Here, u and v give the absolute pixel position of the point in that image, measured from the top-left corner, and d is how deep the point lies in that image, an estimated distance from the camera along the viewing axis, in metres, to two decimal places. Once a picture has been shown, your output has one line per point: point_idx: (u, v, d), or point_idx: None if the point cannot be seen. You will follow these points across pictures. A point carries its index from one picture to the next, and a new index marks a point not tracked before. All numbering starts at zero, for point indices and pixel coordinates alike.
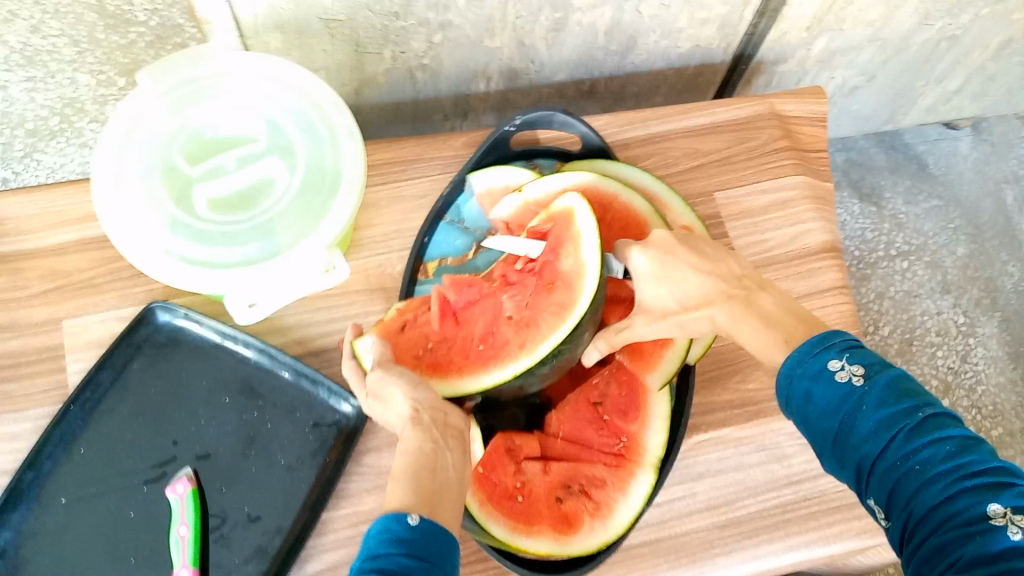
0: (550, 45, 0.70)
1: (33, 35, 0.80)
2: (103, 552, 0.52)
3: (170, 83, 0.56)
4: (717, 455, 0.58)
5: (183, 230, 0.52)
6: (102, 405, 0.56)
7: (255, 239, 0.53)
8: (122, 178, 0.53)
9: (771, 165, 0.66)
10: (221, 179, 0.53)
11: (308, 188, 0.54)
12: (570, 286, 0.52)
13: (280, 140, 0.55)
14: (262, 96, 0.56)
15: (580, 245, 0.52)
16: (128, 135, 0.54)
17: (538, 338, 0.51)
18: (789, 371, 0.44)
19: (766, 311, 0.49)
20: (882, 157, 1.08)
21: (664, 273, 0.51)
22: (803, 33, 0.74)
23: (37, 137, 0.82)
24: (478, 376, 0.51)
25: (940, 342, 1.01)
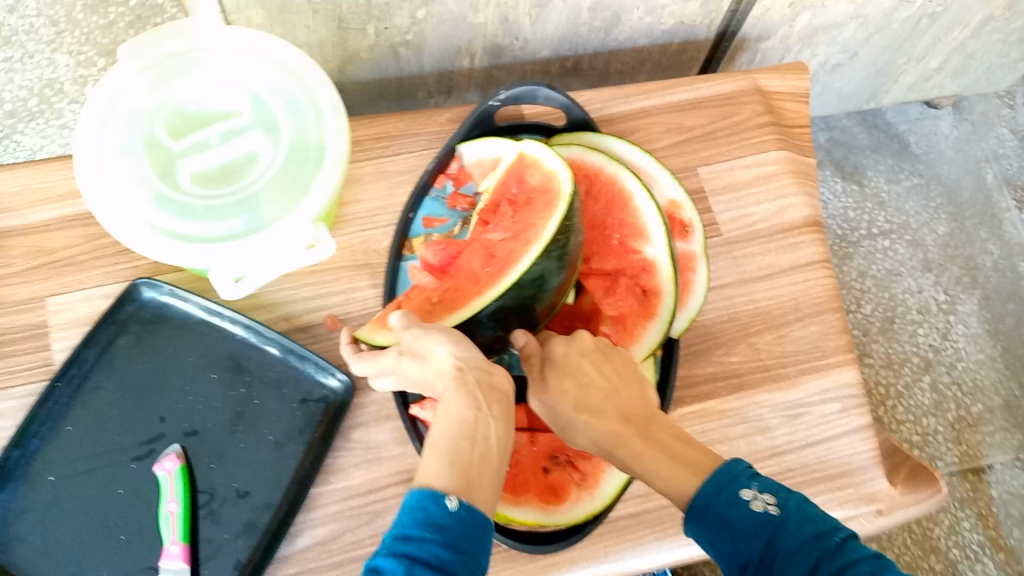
0: (534, 21, 0.70)
1: (10, 14, 0.83)
2: (93, 529, 0.52)
3: (151, 58, 0.55)
4: (702, 427, 0.59)
5: (167, 206, 0.52)
6: (89, 382, 0.56)
7: (240, 213, 0.53)
8: (105, 154, 0.53)
9: (754, 140, 0.67)
10: (205, 153, 0.53)
11: (292, 163, 0.54)
12: (551, 188, 0.54)
13: (263, 114, 0.55)
14: (244, 70, 0.55)
15: (542, 158, 0.55)
16: (110, 111, 0.54)
17: (537, 232, 0.52)
18: (700, 498, 0.43)
19: (669, 445, 0.45)
20: (864, 135, 1.09)
21: (571, 371, 0.48)
22: (785, 10, 0.74)
23: (17, 118, 0.82)
24: (496, 288, 0.51)
25: (921, 320, 1.02)
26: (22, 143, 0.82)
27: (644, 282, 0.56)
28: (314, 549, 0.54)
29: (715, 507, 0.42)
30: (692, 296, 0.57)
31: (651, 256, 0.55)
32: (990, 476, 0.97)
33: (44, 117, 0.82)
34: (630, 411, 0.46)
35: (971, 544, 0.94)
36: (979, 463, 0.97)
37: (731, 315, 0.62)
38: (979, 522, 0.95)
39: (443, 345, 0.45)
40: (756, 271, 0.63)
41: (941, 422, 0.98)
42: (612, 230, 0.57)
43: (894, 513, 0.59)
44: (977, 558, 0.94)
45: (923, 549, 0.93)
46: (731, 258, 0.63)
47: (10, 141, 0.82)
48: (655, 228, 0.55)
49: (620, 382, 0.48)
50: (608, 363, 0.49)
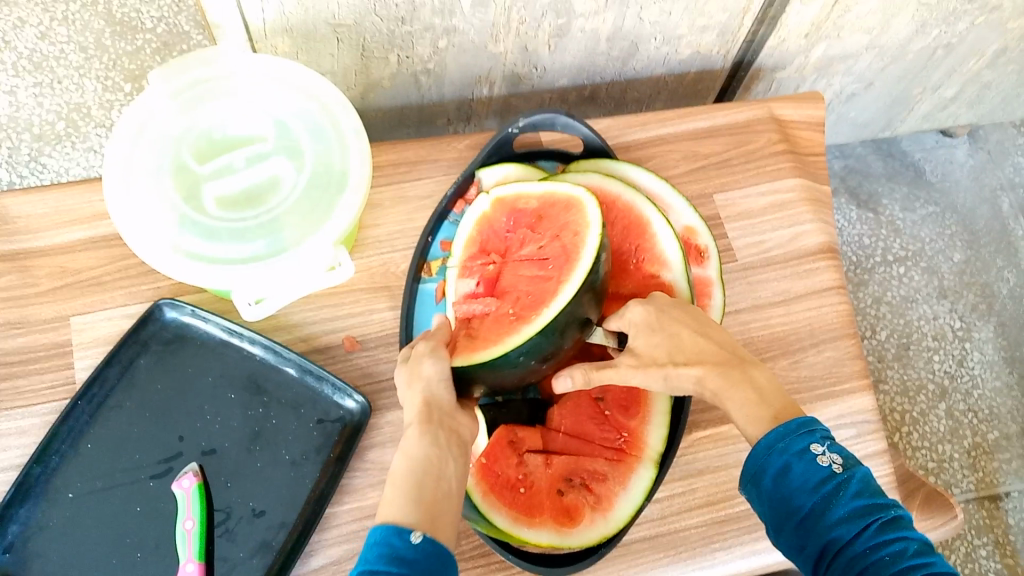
0: (552, 51, 0.71)
1: (42, 41, 0.85)
2: (110, 546, 0.53)
3: (180, 84, 0.57)
4: (716, 451, 0.59)
5: (191, 227, 0.53)
6: (109, 401, 0.57)
7: (262, 236, 0.54)
8: (133, 177, 0.54)
9: (769, 168, 0.67)
10: (230, 177, 0.54)
11: (314, 187, 0.55)
12: (551, 203, 0.55)
13: (287, 139, 0.56)
14: (270, 96, 0.57)
15: (522, 189, 0.56)
16: (138, 135, 0.55)
17: (572, 227, 0.53)
18: (771, 442, 0.45)
19: (755, 376, 0.49)
20: (880, 164, 1.10)
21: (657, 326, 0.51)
22: (801, 40, 0.75)
23: (44, 141, 0.84)
24: (575, 275, 0.51)
25: (938, 348, 1.02)
26: (47, 165, 0.83)
27: None
28: (329, 568, 0.54)
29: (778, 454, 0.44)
30: (708, 319, 0.58)
31: (669, 279, 0.56)
32: (1007, 503, 0.96)
33: (71, 141, 0.84)
34: (720, 352, 0.50)
35: (988, 572, 0.93)
36: (995, 490, 0.96)
37: (745, 341, 0.62)
38: (996, 549, 0.94)
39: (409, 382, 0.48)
40: (770, 296, 0.63)
41: (957, 449, 0.97)
42: (628, 255, 0.58)
43: None
44: None
45: None
46: (746, 283, 0.64)
47: (37, 163, 0.83)
48: (672, 255, 0.56)
49: (700, 328, 0.51)
50: (684, 312, 0.52)
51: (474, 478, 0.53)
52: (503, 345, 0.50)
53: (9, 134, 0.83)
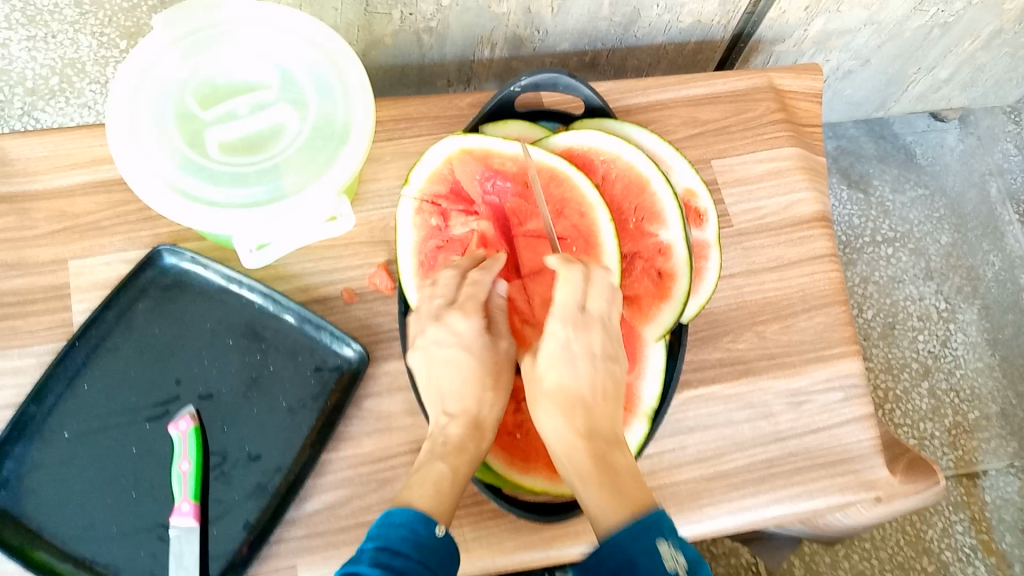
0: (555, 13, 0.71)
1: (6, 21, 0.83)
2: (105, 485, 0.53)
3: (183, 29, 0.56)
4: (707, 409, 0.60)
5: (193, 171, 0.53)
6: (107, 342, 0.57)
7: (263, 181, 0.54)
8: (135, 120, 0.54)
9: (766, 136, 0.68)
10: (233, 123, 0.54)
11: (317, 135, 0.55)
12: (532, 169, 0.57)
13: (290, 87, 0.56)
14: (273, 43, 0.56)
15: (494, 146, 0.57)
16: (142, 81, 0.55)
17: (573, 200, 0.56)
18: (618, 538, 0.41)
19: (620, 478, 0.45)
20: (872, 145, 1.11)
21: (563, 362, 0.48)
22: (801, 13, 0.76)
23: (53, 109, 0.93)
24: (605, 262, 0.55)
25: (921, 327, 1.03)
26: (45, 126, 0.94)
27: (659, 265, 0.56)
28: (322, 514, 0.55)
29: (628, 552, 0.40)
30: (702, 282, 0.57)
31: (667, 239, 0.56)
32: (985, 482, 0.98)
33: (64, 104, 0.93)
34: (603, 431, 0.47)
35: (963, 547, 0.95)
36: (974, 469, 0.98)
37: (739, 303, 0.63)
38: (972, 526, 0.96)
39: (464, 367, 0.51)
40: (765, 261, 0.64)
41: (937, 428, 0.99)
42: (627, 215, 0.58)
43: (892, 502, 0.61)
44: (969, 561, 0.95)
45: (916, 550, 0.94)
46: (741, 248, 0.64)
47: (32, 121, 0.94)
48: (671, 213, 0.56)
49: (597, 399, 0.48)
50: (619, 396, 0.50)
51: None
52: None
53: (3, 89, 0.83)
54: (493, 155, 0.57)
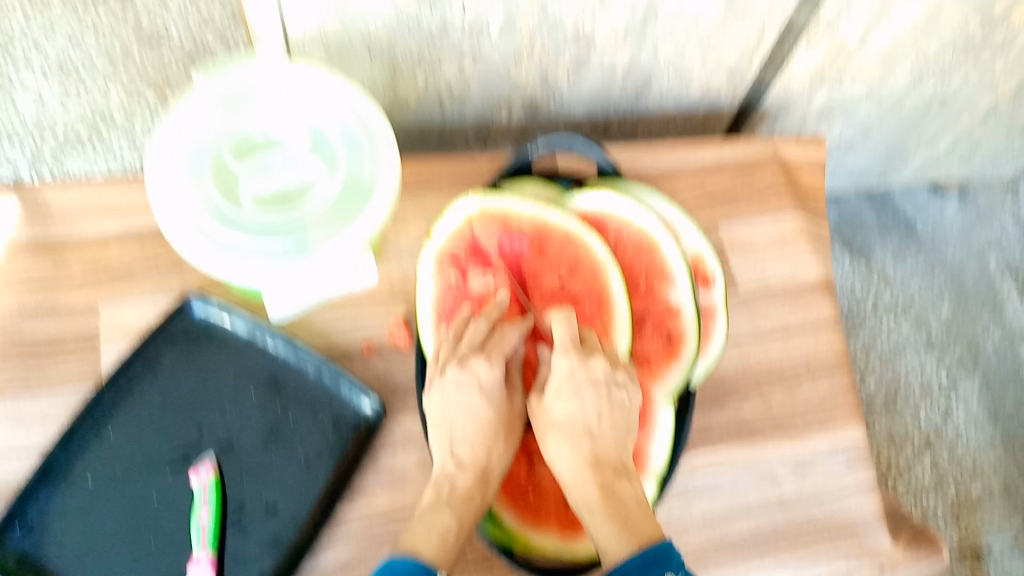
0: (570, 82, 0.75)
1: (24, 16, 0.98)
2: (125, 533, 0.55)
3: (218, 86, 0.59)
4: (712, 472, 0.62)
5: (228, 222, 0.56)
6: (133, 392, 0.59)
7: (294, 235, 0.57)
8: (173, 173, 0.56)
9: (772, 202, 0.70)
10: (267, 177, 0.57)
11: (346, 191, 0.58)
12: (547, 231, 0.59)
13: (321, 145, 0.59)
14: (303, 100, 0.59)
15: (512, 206, 0.59)
16: (179, 135, 0.57)
17: (586, 259, 0.59)
18: (626, 567, 0.44)
19: (626, 510, 0.48)
20: (874, 215, 1.14)
21: (568, 391, 0.52)
22: (806, 84, 0.79)
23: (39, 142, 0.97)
24: (617, 322, 0.57)
25: (924, 398, 1.05)
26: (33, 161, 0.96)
27: (668, 326, 0.58)
28: (336, 567, 0.56)
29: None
30: (709, 344, 0.59)
31: (677, 300, 0.58)
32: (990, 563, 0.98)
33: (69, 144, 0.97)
34: (606, 460, 0.51)
35: None
36: (979, 544, 0.98)
37: (745, 367, 0.65)
38: None
39: (478, 413, 0.54)
40: (771, 326, 0.66)
41: (941, 504, 1.00)
42: (638, 277, 0.60)
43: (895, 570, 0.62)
44: None
45: None
46: (749, 310, 0.66)
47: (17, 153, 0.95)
48: (681, 275, 0.58)
49: (601, 428, 0.52)
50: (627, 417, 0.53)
51: None
52: None
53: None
54: (512, 216, 0.59)
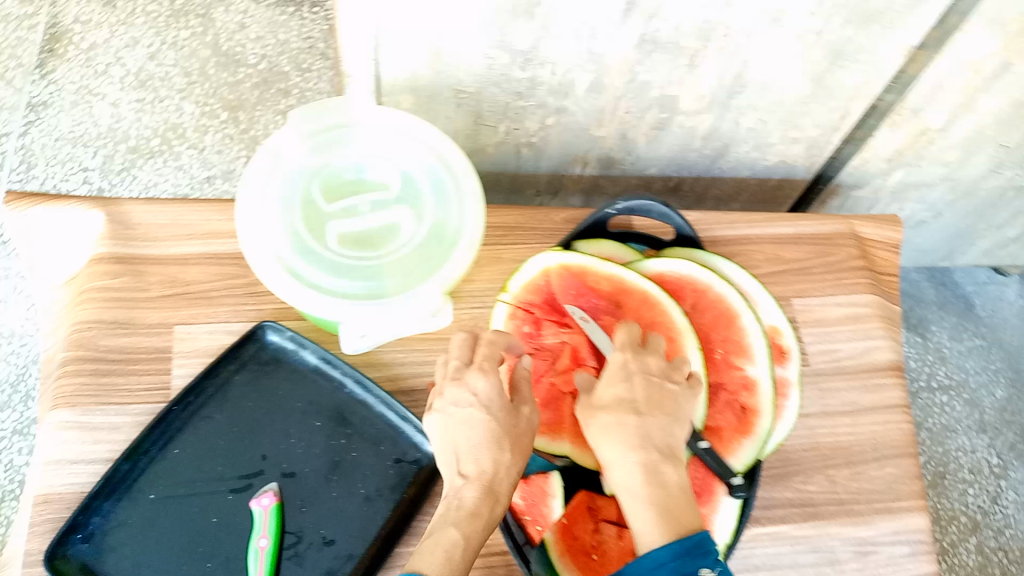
0: (648, 141, 0.75)
1: (150, 61, 1.11)
2: (184, 552, 0.55)
3: (315, 126, 0.60)
4: (774, 548, 0.61)
5: (312, 259, 0.56)
6: (202, 411, 0.59)
7: (376, 279, 0.57)
8: (265, 205, 0.57)
9: (847, 281, 0.70)
10: (354, 218, 0.58)
11: (430, 240, 0.58)
12: (625, 291, 0.59)
13: (411, 192, 0.59)
14: (396, 147, 0.60)
15: (592, 263, 0.60)
16: (273, 169, 0.58)
17: (663, 322, 0.58)
18: (660, 556, 0.42)
19: (670, 498, 0.45)
20: (930, 291, 1.13)
21: (620, 378, 0.50)
22: (883, 164, 0.79)
23: (138, 154, 1.06)
24: None
25: (972, 480, 1.03)
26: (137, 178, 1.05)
27: (742, 400, 0.58)
28: None
29: (666, 571, 0.42)
30: (782, 421, 0.59)
31: (754, 376, 0.58)
32: None
33: (162, 157, 1.06)
34: (654, 439, 0.47)
35: None
36: None
37: (813, 446, 0.64)
38: None
39: (474, 427, 0.51)
40: (839, 406, 0.66)
41: None
42: (714, 346, 0.60)
43: None
44: None
45: None
46: (818, 389, 0.66)
47: (128, 174, 1.05)
48: (760, 350, 0.58)
49: (653, 412, 0.48)
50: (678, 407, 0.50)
51: (553, 534, 0.55)
52: None
53: (111, 146, 1.06)
54: (591, 274, 0.60)
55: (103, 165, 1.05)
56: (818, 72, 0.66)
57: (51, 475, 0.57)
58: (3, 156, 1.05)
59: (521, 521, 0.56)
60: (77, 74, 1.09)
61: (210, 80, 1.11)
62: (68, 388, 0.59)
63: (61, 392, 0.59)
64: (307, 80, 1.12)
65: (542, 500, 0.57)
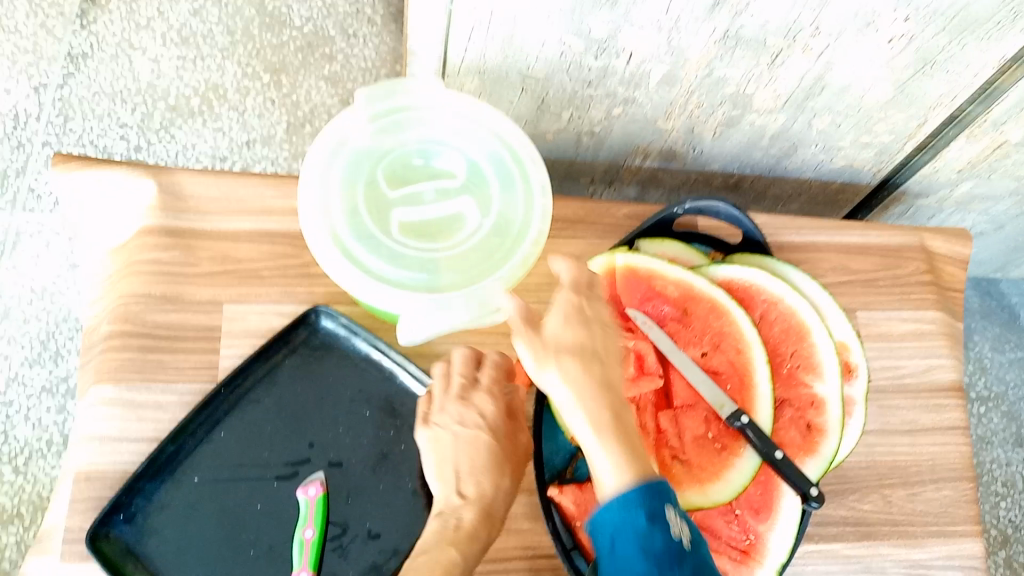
0: (715, 138, 0.73)
1: (194, 18, 1.08)
2: (226, 538, 0.54)
3: (381, 106, 0.57)
4: (825, 567, 0.59)
5: (372, 246, 0.54)
6: (250, 394, 0.58)
7: (437, 270, 0.55)
8: (327, 187, 0.55)
9: (913, 296, 0.68)
10: (418, 207, 0.56)
11: (494, 232, 0.56)
12: (693, 296, 0.57)
13: (477, 184, 0.57)
14: (464, 133, 0.57)
15: (660, 268, 0.58)
16: (337, 150, 0.56)
17: (732, 334, 0.56)
18: (627, 496, 0.42)
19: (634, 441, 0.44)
20: (976, 301, 1.10)
21: (577, 320, 0.46)
22: (953, 174, 0.77)
23: (178, 113, 1.04)
24: (759, 405, 0.54)
25: (1006, 494, 1.01)
26: (175, 137, 1.03)
27: (809, 418, 0.56)
28: None
29: (635, 509, 0.42)
30: (845, 441, 0.57)
31: (822, 393, 0.56)
32: None
33: (202, 117, 1.04)
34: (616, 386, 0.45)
35: None
36: None
37: (869, 464, 0.62)
38: None
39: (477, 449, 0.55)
40: (898, 424, 0.64)
41: None
42: (782, 359, 0.58)
43: None
44: None
45: None
46: (878, 406, 0.64)
47: (166, 133, 1.02)
48: (830, 368, 0.56)
49: (608, 353, 0.46)
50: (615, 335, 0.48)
51: None
52: (730, 484, 0.52)
53: (150, 103, 1.04)
54: (659, 279, 0.58)
55: (141, 122, 1.02)
56: (902, 80, 0.63)
57: (92, 453, 0.55)
58: (40, 107, 1.02)
59: (572, 525, 0.55)
60: (118, 26, 1.06)
61: (254, 40, 1.08)
62: (113, 363, 0.57)
63: (104, 366, 0.57)
64: (352, 46, 1.09)
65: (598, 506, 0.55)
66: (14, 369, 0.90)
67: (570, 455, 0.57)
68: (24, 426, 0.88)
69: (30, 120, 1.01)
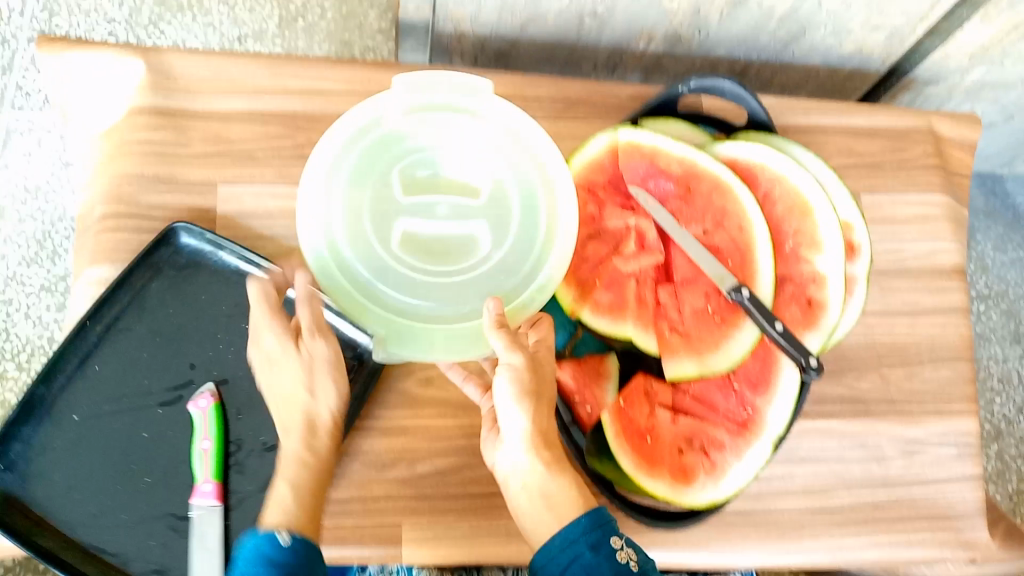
0: (722, 18, 0.70)
1: None
2: (117, 470, 0.54)
3: (426, 97, 0.49)
4: (822, 443, 0.60)
5: (364, 248, 0.46)
6: (119, 323, 0.57)
7: (426, 293, 0.46)
8: (336, 172, 0.47)
9: (918, 178, 0.67)
10: (427, 220, 0.47)
11: (503, 269, 0.47)
12: (695, 175, 0.56)
13: (501, 211, 0.48)
14: (498, 153, 0.49)
15: (663, 145, 0.56)
16: (359, 130, 0.48)
17: (734, 211, 0.55)
18: (569, 533, 0.44)
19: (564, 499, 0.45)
20: (981, 199, 1.09)
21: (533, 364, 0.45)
22: (965, 59, 0.75)
23: (166, 8, 1.00)
24: (760, 281, 0.54)
25: (1000, 390, 1.02)
26: (164, 32, 1.00)
27: (809, 294, 0.56)
28: (433, 478, 0.57)
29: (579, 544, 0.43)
30: (844, 318, 0.57)
31: (822, 269, 0.56)
32: None
33: (191, 13, 1.00)
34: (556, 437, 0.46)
35: None
36: None
37: (868, 343, 0.62)
38: None
39: (337, 378, 0.49)
40: (897, 305, 0.64)
41: (1000, 492, 0.99)
42: (783, 237, 0.57)
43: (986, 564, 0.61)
44: None
45: None
46: (879, 287, 0.64)
47: (155, 28, 1.00)
48: (834, 245, 0.56)
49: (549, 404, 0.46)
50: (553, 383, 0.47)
51: (610, 415, 0.54)
52: (729, 355, 0.53)
53: None
54: (662, 157, 0.57)
55: (129, 18, 0.99)
56: None
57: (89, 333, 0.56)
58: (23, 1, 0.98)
59: (570, 400, 0.55)
60: None
61: None
62: (109, 244, 0.58)
63: (101, 247, 0.58)
64: None
65: (597, 381, 0.55)
66: (12, 269, 0.90)
67: (569, 334, 0.56)
68: (24, 324, 0.89)
69: (13, 14, 0.98)
